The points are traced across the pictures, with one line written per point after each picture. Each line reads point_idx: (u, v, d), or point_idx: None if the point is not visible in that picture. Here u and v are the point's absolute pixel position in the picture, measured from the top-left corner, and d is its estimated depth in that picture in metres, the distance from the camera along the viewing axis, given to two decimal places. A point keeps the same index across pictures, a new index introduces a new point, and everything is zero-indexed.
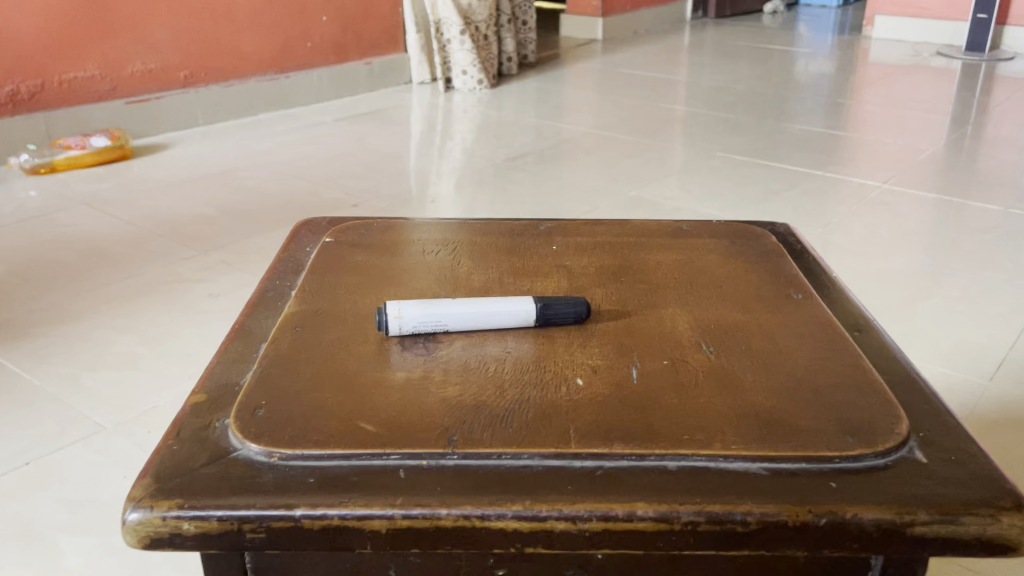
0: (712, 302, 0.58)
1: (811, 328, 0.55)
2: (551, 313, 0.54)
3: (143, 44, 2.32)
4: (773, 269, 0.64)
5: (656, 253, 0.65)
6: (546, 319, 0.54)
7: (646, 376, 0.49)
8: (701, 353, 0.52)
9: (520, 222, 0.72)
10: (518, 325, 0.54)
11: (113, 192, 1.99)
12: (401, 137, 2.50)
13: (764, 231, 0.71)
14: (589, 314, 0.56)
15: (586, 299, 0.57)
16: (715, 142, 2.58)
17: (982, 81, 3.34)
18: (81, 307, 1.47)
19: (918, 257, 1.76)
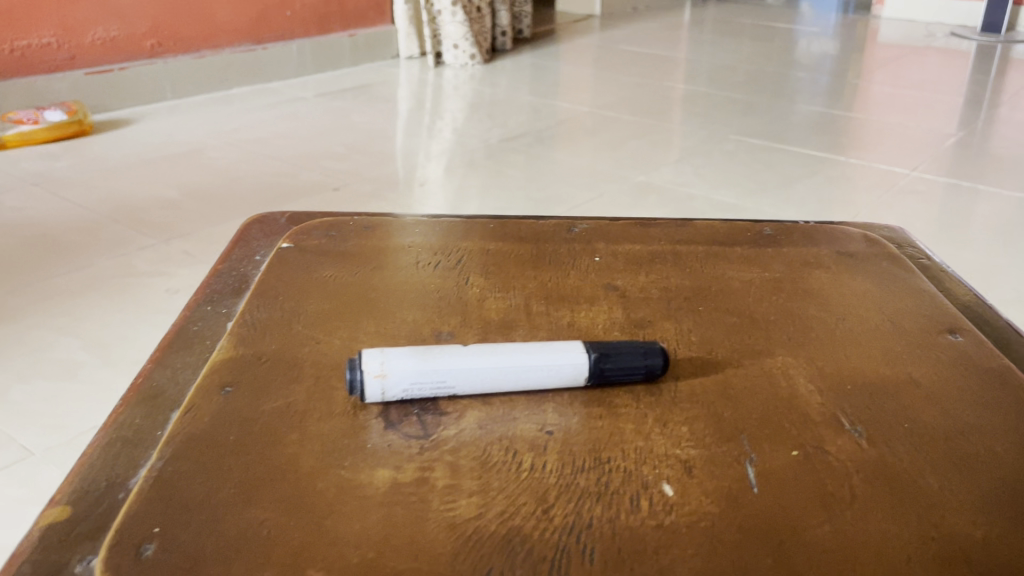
0: (835, 345, 0.40)
1: (991, 386, 0.37)
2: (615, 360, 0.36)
3: (105, 10, 2.11)
4: (903, 287, 0.46)
5: (737, 270, 0.47)
6: (603, 376, 0.36)
7: (770, 480, 0.31)
8: (846, 438, 0.34)
9: (546, 223, 0.54)
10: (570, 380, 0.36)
11: (68, 172, 1.79)
12: (386, 115, 2.30)
13: (875, 235, 0.52)
14: (664, 368, 0.37)
15: (660, 344, 0.38)
16: (725, 124, 2.40)
17: (999, 63, 3.16)
18: (18, 304, 1.28)
19: (960, 252, 1.58)
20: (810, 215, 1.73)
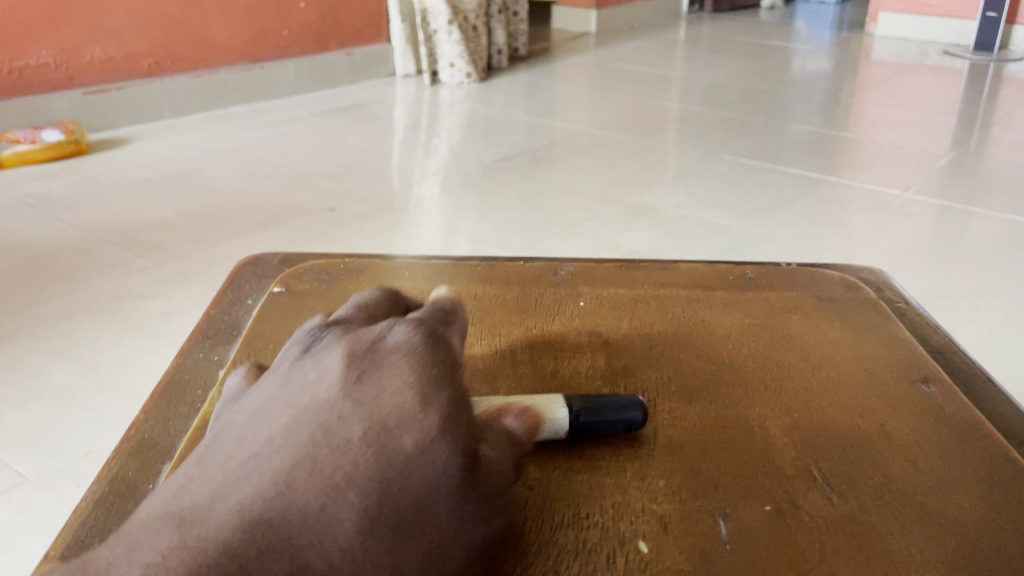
0: (810, 395, 0.41)
1: (960, 442, 0.38)
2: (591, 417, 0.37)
3: (102, 30, 2.13)
4: (880, 336, 0.47)
5: (719, 317, 0.48)
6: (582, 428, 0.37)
7: (742, 535, 0.32)
8: (818, 492, 0.35)
9: (533, 265, 0.55)
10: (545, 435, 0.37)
11: (65, 193, 1.80)
12: (383, 134, 2.32)
13: (854, 280, 0.53)
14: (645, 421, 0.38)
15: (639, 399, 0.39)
16: (719, 144, 2.42)
17: (991, 82, 3.19)
18: (15, 327, 1.28)
19: (950, 275, 1.60)
20: (803, 237, 1.75)
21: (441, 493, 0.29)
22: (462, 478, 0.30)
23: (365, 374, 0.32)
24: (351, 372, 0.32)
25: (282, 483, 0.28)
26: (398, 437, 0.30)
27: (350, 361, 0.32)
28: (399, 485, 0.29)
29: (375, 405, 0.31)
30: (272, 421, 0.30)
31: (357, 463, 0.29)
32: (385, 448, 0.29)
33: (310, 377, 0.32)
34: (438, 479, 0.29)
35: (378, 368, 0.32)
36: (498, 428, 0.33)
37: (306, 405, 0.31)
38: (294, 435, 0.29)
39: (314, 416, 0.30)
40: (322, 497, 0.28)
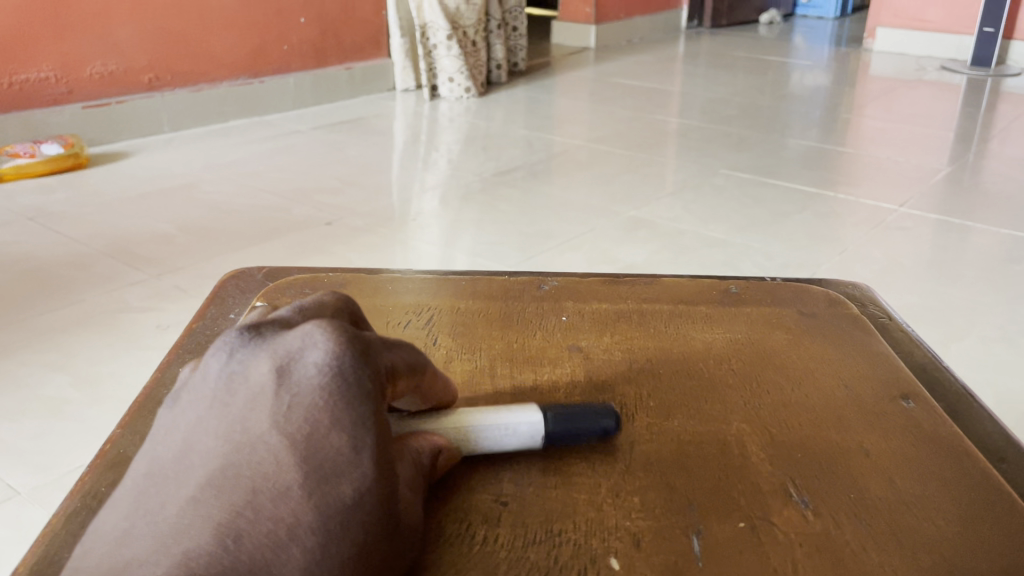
0: (793, 416, 0.40)
1: (937, 458, 0.38)
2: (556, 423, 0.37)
3: (102, 44, 2.14)
4: (864, 353, 0.46)
5: (701, 332, 0.48)
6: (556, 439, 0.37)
7: (716, 553, 0.32)
8: (793, 508, 0.34)
9: (516, 278, 0.55)
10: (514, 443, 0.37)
11: (62, 206, 1.80)
12: (382, 148, 2.33)
13: (840, 296, 0.53)
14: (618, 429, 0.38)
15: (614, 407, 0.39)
16: (717, 158, 2.42)
17: (989, 98, 3.20)
18: (9, 339, 1.28)
19: (946, 290, 1.60)
20: (798, 251, 1.75)
21: (377, 541, 0.29)
22: (393, 526, 0.30)
23: (294, 399, 0.30)
24: (278, 401, 0.29)
25: (217, 549, 0.26)
26: (336, 485, 0.29)
27: (276, 393, 0.30)
28: (340, 536, 0.28)
29: (309, 450, 0.29)
30: (199, 465, 0.28)
31: (296, 520, 0.28)
32: (322, 498, 0.28)
33: (234, 407, 0.29)
34: (373, 529, 0.29)
35: (305, 399, 0.29)
36: (416, 458, 0.34)
37: (236, 449, 0.28)
38: (229, 481, 0.28)
39: (247, 465, 0.28)
40: (264, 554, 0.27)
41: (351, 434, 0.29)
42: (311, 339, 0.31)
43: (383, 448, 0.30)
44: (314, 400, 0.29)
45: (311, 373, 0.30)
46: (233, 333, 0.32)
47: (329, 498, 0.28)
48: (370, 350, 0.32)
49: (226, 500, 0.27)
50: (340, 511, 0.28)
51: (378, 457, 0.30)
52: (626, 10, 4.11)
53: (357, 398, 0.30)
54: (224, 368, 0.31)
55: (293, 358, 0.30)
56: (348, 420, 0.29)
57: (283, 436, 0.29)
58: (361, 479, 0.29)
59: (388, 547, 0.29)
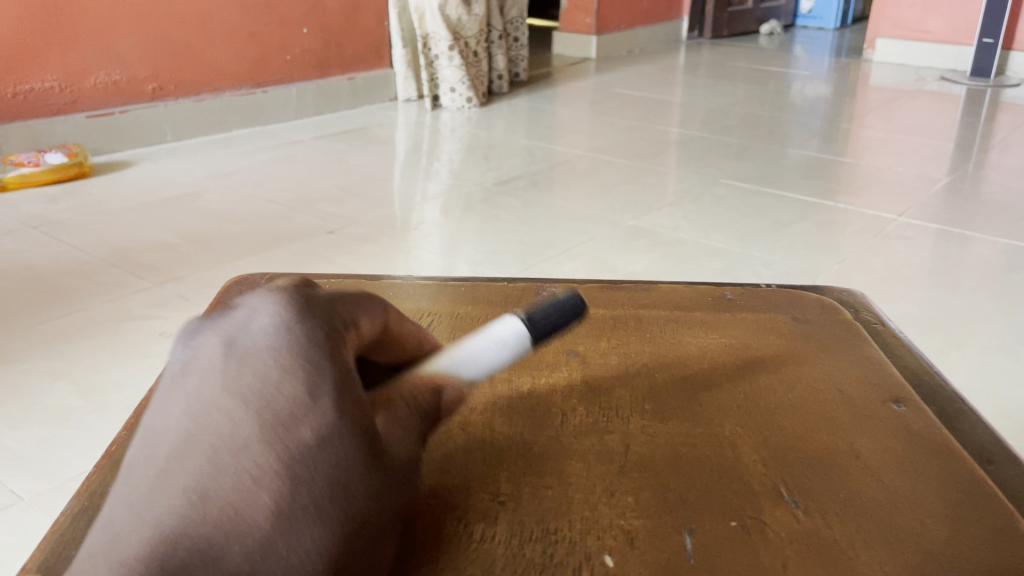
0: (784, 420, 0.41)
1: (926, 459, 0.38)
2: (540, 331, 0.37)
3: (106, 54, 2.16)
4: (855, 357, 0.47)
5: (697, 338, 0.49)
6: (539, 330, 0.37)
7: (707, 552, 0.33)
8: (784, 507, 0.35)
9: (516, 284, 0.56)
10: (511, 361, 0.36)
11: (65, 215, 1.81)
12: (384, 158, 2.34)
13: (834, 302, 0.54)
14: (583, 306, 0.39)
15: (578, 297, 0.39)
16: (717, 168, 2.43)
17: (988, 108, 3.21)
18: (13, 347, 1.29)
19: (945, 299, 1.60)
20: (798, 261, 1.76)
21: (354, 473, 0.27)
22: (372, 456, 0.28)
23: (244, 361, 0.29)
24: (228, 365, 0.28)
25: (186, 513, 0.25)
26: (296, 430, 0.27)
27: (225, 360, 0.29)
28: (308, 477, 0.26)
29: (263, 404, 0.27)
30: (156, 444, 0.27)
31: (258, 473, 0.26)
32: (285, 445, 0.27)
33: (188, 379, 0.29)
34: (347, 462, 0.27)
35: (253, 359, 0.29)
36: (405, 399, 0.33)
37: (190, 419, 0.27)
38: (189, 445, 0.27)
39: (201, 430, 0.27)
40: (232, 511, 0.25)
41: (308, 382, 0.28)
42: (255, 308, 0.30)
43: (343, 384, 0.29)
44: (264, 357, 0.28)
45: (260, 337, 0.29)
46: (186, 324, 0.31)
47: (292, 445, 0.27)
48: (325, 312, 0.31)
49: (187, 465, 0.26)
50: (306, 458, 0.27)
51: (339, 395, 0.28)
52: (627, 21, 4.14)
53: (311, 351, 0.29)
54: (177, 350, 0.30)
55: (239, 326, 0.30)
56: (303, 371, 0.28)
57: (237, 396, 0.28)
58: (325, 423, 0.27)
59: (370, 479, 0.28)
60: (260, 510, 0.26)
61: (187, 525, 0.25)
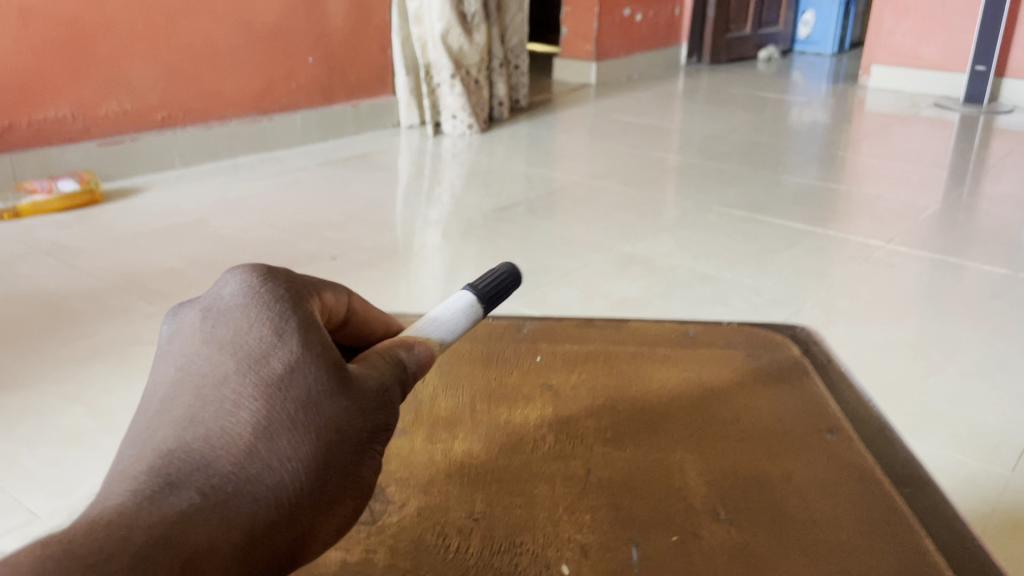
0: (726, 447, 0.47)
1: (848, 483, 0.44)
2: (487, 298, 0.45)
3: (117, 85, 2.21)
4: (797, 390, 0.52)
5: (657, 372, 0.55)
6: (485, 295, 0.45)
7: (649, 562, 0.38)
8: (717, 523, 0.41)
9: (498, 321, 0.62)
10: (469, 325, 0.43)
11: (77, 241, 1.87)
12: (387, 184, 2.41)
13: (785, 338, 0.59)
14: (516, 276, 0.47)
15: (511, 270, 0.47)
16: (711, 195, 2.49)
17: (981, 135, 3.27)
18: (29, 372, 1.35)
19: (928, 325, 1.65)
20: (786, 287, 1.81)
21: (324, 398, 0.33)
22: (341, 383, 0.34)
23: (220, 314, 0.34)
24: (207, 321, 0.34)
25: (181, 433, 0.31)
26: (269, 364, 0.33)
27: (203, 320, 0.34)
28: (284, 399, 0.32)
29: (237, 347, 0.33)
30: (154, 392, 0.33)
31: (238, 399, 0.32)
32: (259, 376, 0.32)
33: (177, 336, 0.34)
34: (317, 389, 0.33)
35: (225, 313, 0.34)
36: (381, 354, 0.37)
37: (179, 369, 0.33)
38: (182, 384, 0.33)
39: (188, 374, 0.33)
40: (218, 428, 0.31)
41: (273, 326, 0.34)
42: (226, 273, 0.36)
43: (308, 326, 0.34)
44: (234, 312, 0.34)
45: (228, 297, 0.35)
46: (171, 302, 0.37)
47: (263, 374, 0.32)
48: (290, 275, 0.37)
49: (180, 397, 0.32)
50: (276, 383, 0.32)
51: (306, 333, 0.34)
52: (626, 47, 4.21)
53: (274, 301, 0.34)
54: (167, 318, 0.36)
55: (215, 290, 0.35)
56: (268, 318, 0.34)
57: (215, 344, 0.33)
58: (291, 355, 0.33)
59: (341, 403, 0.33)
60: (243, 427, 0.31)
61: (181, 442, 0.31)
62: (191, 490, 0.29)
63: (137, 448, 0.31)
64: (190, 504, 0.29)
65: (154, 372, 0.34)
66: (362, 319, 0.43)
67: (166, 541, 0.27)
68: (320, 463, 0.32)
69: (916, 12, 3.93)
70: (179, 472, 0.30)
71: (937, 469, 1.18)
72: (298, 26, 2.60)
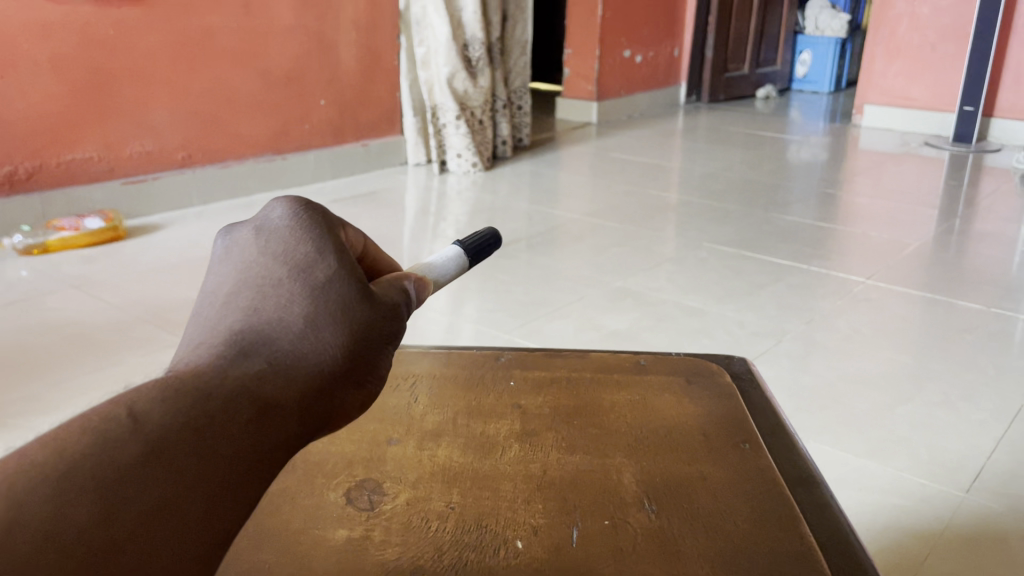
0: (659, 455, 0.58)
1: (751, 483, 0.55)
2: (471, 253, 0.56)
3: (141, 127, 2.35)
4: (724, 410, 0.64)
5: (611, 393, 0.66)
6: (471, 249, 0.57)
7: (585, 539, 0.49)
8: (642, 513, 0.52)
9: (481, 352, 0.73)
10: (457, 270, 0.54)
11: (103, 275, 1.99)
12: (394, 220, 2.53)
13: (720, 367, 0.71)
14: (498, 241, 0.59)
15: (496, 236, 0.59)
16: (704, 232, 2.60)
17: (970, 173, 3.38)
18: (61, 397, 1.46)
19: (902, 358, 1.75)
20: (770, 321, 1.91)
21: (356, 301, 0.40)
22: (367, 294, 0.41)
23: (270, 236, 0.41)
24: (259, 242, 0.41)
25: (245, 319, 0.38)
26: (313, 273, 0.40)
27: (257, 236, 0.41)
28: (324, 302, 0.39)
29: (286, 258, 0.40)
30: (221, 289, 0.41)
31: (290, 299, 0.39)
32: (306, 282, 0.39)
33: (235, 254, 0.41)
34: (350, 294, 0.40)
35: (276, 234, 0.41)
36: (391, 282, 0.44)
37: (241, 271, 0.41)
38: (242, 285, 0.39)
39: (250, 276, 0.40)
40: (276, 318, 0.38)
41: (316, 242, 0.41)
42: (273, 205, 0.43)
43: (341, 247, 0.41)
44: (283, 230, 0.41)
45: (277, 219, 0.42)
46: (221, 232, 0.44)
47: (309, 280, 0.39)
48: (325, 210, 0.44)
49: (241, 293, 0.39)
50: (319, 289, 0.39)
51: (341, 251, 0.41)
52: (627, 87, 4.36)
53: (315, 224, 0.41)
54: (222, 242, 0.43)
55: (264, 218, 0.42)
56: (311, 236, 0.41)
57: (269, 254, 0.41)
58: (331, 266, 0.40)
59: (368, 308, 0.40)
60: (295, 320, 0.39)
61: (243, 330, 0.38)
62: (254, 361, 0.37)
63: (210, 329, 0.39)
64: (254, 371, 0.37)
65: (218, 280, 0.41)
66: (373, 258, 0.48)
67: (234, 400, 0.35)
68: (352, 353, 0.40)
69: (907, 54, 4.07)
70: (244, 348, 0.38)
71: (897, 492, 1.28)
72: (312, 71, 2.75)
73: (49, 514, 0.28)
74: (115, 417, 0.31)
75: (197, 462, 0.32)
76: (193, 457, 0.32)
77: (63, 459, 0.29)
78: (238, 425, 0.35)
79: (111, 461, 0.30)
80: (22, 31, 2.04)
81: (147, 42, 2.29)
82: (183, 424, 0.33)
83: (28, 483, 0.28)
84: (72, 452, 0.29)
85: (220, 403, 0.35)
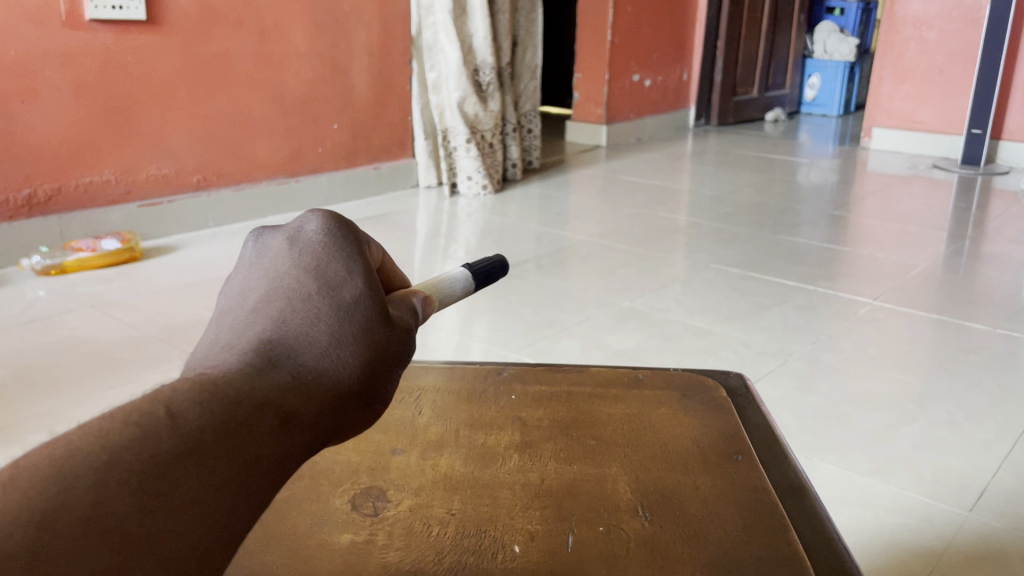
0: (653, 465, 0.60)
1: (741, 492, 0.57)
2: (479, 277, 0.59)
3: (158, 150, 2.39)
4: (719, 424, 0.66)
5: (609, 407, 0.68)
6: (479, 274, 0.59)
7: (579, 544, 0.52)
8: (635, 520, 0.54)
9: (484, 367, 0.76)
10: (463, 291, 0.57)
11: (118, 294, 2.03)
12: (405, 242, 2.56)
13: (717, 384, 0.73)
14: (504, 269, 0.62)
15: (503, 265, 0.62)
16: (711, 254, 2.62)
17: (979, 196, 3.39)
18: (77, 413, 1.49)
19: (909, 379, 1.76)
20: (775, 342, 1.93)
21: (376, 323, 0.43)
22: (386, 319, 0.44)
23: (304, 250, 0.45)
24: (293, 254, 0.45)
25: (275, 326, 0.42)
26: (340, 292, 0.43)
27: (291, 247, 0.45)
28: (348, 319, 0.43)
29: (318, 274, 0.44)
30: (254, 293, 0.44)
31: (317, 314, 0.42)
32: (333, 300, 0.43)
33: (269, 263, 0.45)
34: (372, 317, 0.43)
35: (309, 250, 0.45)
36: (406, 304, 0.47)
37: (272, 281, 0.44)
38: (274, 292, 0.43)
39: (281, 286, 0.44)
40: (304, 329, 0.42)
41: (346, 263, 0.44)
42: (308, 218, 0.46)
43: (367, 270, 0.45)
44: (316, 245, 0.45)
45: (311, 232, 0.45)
46: (257, 237, 0.48)
47: (336, 300, 0.43)
48: (355, 228, 0.47)
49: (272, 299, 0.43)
50: (344, 309, 0.43)
51: (366, 275, 0.44)
52: (636, 110, 4.40)
53: (347, 240, 0.45)
54: (258, 249, 0.47)
55: (298, 231, 0.46)
56: (342, 255, 0.44)
57: (302, 268, 0.44)
58: (356, 286, 0.43)
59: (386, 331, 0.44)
60: (320, 334, 0.42)
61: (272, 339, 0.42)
62: (280, 370, 0.40)
63: (240, 334, 0.42)
64: (280, 378, 0.40)
65: (250, 285, 0.45)
66: (391, 271, 0.51)
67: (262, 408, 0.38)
68: (369, 371, 0.43)
69: (915, 77, 4.09)
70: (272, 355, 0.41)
71: (900, 512, 1.28)
72: (326, 96, 2.79)
73: (98, 503, 0.30)
74: (155, 416, 0.34)
75: (229, 461, 0.35)
76: (225, 453, 0.35)
77: (110, 451, 0.32)
78: (266, 429, 0.37)
79: (147, 452, 0.32)
80: (43, 57, 2.09)
81: (165, 68, 2.34)
82: (214, 425, 0.35)
83: (81, 469, 0.31)
84: (117, 444, 0.32)
85: (252, 407, 0.37)
